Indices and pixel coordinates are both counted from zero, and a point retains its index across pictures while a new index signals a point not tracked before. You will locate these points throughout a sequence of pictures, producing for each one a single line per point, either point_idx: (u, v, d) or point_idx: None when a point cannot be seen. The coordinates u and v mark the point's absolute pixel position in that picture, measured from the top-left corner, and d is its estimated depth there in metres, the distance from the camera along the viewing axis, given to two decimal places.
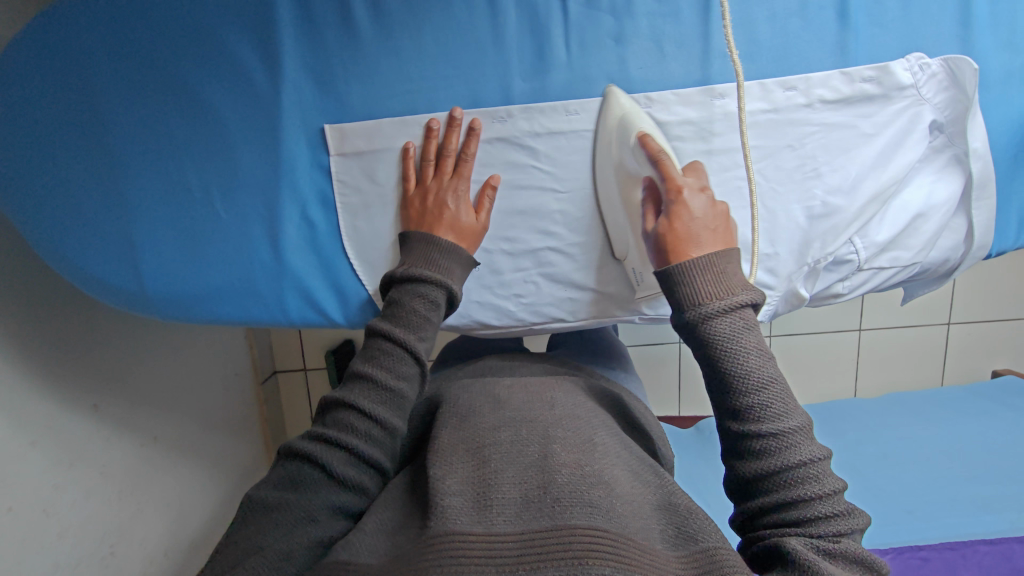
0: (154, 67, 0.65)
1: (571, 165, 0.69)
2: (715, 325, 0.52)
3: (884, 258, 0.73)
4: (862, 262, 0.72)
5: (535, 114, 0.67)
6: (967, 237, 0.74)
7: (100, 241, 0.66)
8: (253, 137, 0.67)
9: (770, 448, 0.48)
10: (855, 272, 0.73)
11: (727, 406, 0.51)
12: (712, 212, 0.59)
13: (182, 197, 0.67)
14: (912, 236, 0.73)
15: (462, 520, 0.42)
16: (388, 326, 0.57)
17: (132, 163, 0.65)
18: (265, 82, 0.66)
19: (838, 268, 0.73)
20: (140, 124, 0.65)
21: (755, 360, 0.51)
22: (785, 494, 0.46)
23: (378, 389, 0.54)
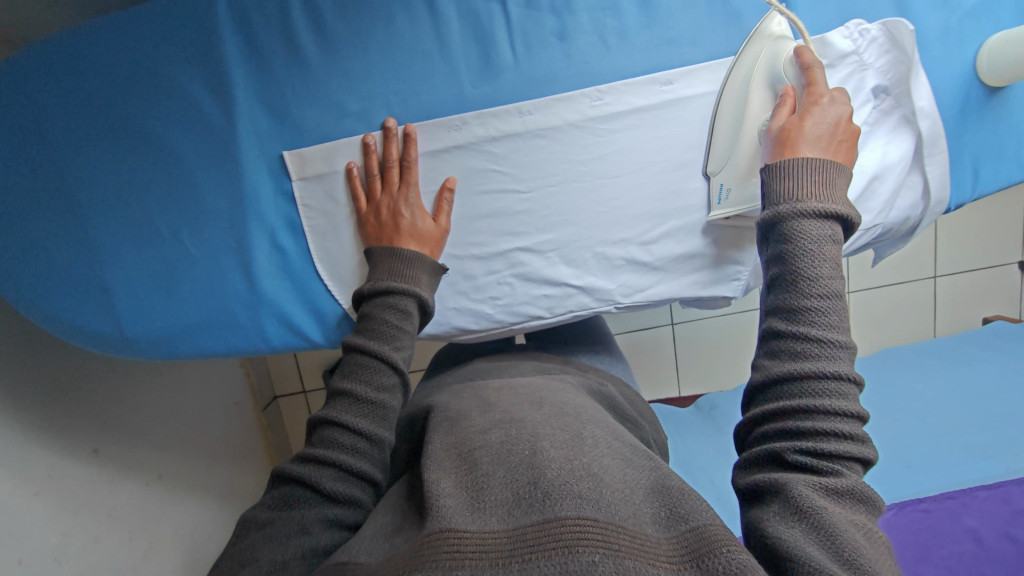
0: (101, 114, 0.70)
1: (530, 165, 0.74)
2: (802, 224, 0.55)
3: None
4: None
5: (489, 119, 0.72)
6: (924, 194, 0.83)
7: (78, 285, 0.72)
8: (214, 175, 0.73)
9: (807, 351, 0.51)
10: None
11: (784, 299, 0.54)
12: (843, 123, 0.63)
13: (150, 238, 0.73)
14: (872, 199, 0.80)
15: (457, 518, 0.37)
16: (363, 341, 0.62)
17: (100, 216, 0.71)
18: (218, 116, 0.71)
19: None
20: (103, 182, 0.71)
21: (827, 270, 0.53)
22: (807, 399, 0.48)
23: (359, 403, 0.58)
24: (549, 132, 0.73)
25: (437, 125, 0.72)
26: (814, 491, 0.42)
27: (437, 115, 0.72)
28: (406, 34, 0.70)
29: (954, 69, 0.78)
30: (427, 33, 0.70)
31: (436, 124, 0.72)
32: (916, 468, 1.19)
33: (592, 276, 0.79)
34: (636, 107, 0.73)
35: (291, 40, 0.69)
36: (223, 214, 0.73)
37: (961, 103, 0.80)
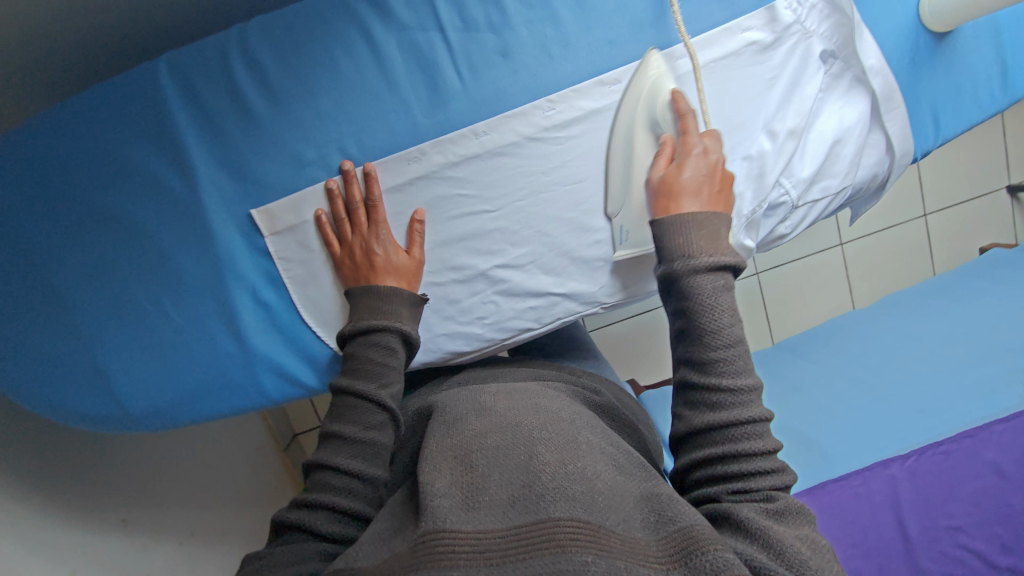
0: (65, 200, 0.68)
1: (494, 183, 0.72)
2: (698, 280, 0.59)
3: (815, 191, 0.81)
4: (796, 201, 0.80)
5: (447, 145, 0.70)
6: (888, 148, 0.82)
7: (70, 374, 0.72)
8: (185, 241, 0.70)
9: (721, 402, 0.55)
10: (791, 211, 0.81)
11: (692, 356, 0.58)
12: (708, 169, 0.67)
13: (135, 314, 0.71)
14: (835, 162, 0.80)
15: (451, 518, 0.40)
16: (348, 381, 0.65)
17: (84, 302, 0.70)
18: (181, 187, 0.69)
19: (775, 212, 0.81)
20: (80, 271, 0.70)
21: (727, 319, 0.58)
22: (728, 447, 0.53)
23: (349, 444, 0.61)
24: (508, 149, 0.71)
25: (397, 159, 0.70)
26: (756, 512, 0.48)
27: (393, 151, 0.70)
28: (352, 74, 0.67)
29: (899, 20, 0.78)
30: (370, 72, 0.67)
31: (395, 159, 0.69)
32: (931, 417, 1.20)
33: (574, 282, 0.78)
34: (589, 111, 0.71)
35: (238, 99, 0.67)
36: (199, 278, 0.71)
37: (910, 52, 0.79)
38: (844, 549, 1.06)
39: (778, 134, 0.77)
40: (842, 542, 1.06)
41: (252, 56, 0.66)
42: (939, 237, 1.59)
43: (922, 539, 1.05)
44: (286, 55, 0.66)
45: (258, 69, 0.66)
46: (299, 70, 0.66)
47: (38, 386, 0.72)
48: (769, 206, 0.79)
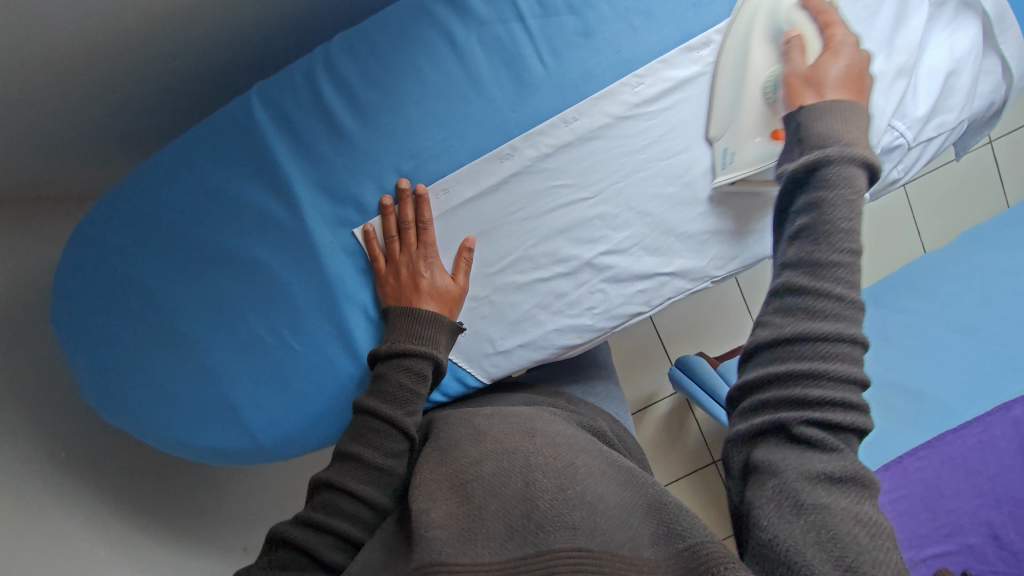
0: (193, 231, 0.57)
1: (591, 166, 0.57)
2: (844, 168, 0.46)
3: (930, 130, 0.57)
4: (912, 141, 0.55)
5: (536, 138, 0.56)
6: (1004, 73, 0.59)
7: (197, 415, 0.59)
8: (295, 259, 0.57)
9: (825, 323, 0.43)
10: (908, 154, 0.57)
11: (804, 254, 0.46)
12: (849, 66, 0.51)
13: (255, 345, 0.58)
14: (949, 95, 0.56)
15: (447, 548, 0.38)
16: (375, 402, 0.54)
17: (204, 337, 0.58)
18: (288, 217, 0.56)
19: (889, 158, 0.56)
20: (200, 305, 0.58)
21: (857, 227, 0.46)
22: (813, 365, 0.42)
23: (365, 468, 0.52)
24: (601, 132, 0.57)
25: (488, 158, 0.56)
26: (813, 483, 0.38)
27: (467, 163, 0.56)
28: (439, 82, 0.55)
29: None
30: (454, 76, 0.55)
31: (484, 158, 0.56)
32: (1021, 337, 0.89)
33: (681, 258, 0.60)
34: (679, 82, 0.57)
35: (328, 119, 0.55)
36: (334, 296, 0.58)
37: None
38: (968, 501, 0.81)
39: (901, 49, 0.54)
40: (962, 495, 0.81)
41: (337, 74, 0.55)
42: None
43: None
44: (366, 60, 0.55)
45: (345, 86, 0.55)
46: (386, 77, 0.55)
47: (163, 425, 0.59)
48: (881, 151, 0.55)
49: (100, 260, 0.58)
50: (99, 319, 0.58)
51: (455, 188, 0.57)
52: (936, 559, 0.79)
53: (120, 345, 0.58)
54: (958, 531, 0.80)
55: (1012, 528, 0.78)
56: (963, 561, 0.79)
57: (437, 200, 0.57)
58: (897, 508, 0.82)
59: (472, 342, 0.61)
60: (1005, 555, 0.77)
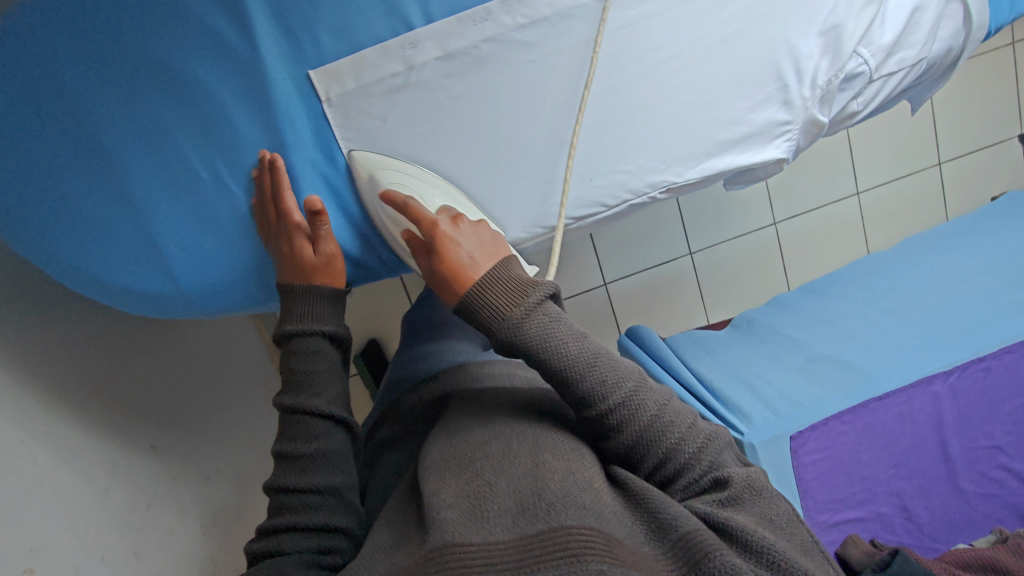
0: (117, 25, 0.42)
1: (569, 51, 0.48)
2: (526, 330, 0.40)
3: (892, 64, 0.53)
4: (875, 72, 0.52)
5: (514, 5, 0.46)
6: (966, 21, 0.54)
7: (107, 252, 0.47)
8: (238, 84, 0.45)
9: (626, 417, 0.40)
10: (866, 88, 0.53)
11: (570, 400, 0.42)
12: (474, 236, 0.45)
13: (189, 182, 0.47)
14: (914, 32, 0.52)
15: (462, 529, 0.35)
16: (280, 402, 0.47)
17: (135, 162, 0.45)
18: (239, 42, 0.43)
19: (848, 87, 0.53)
20: (126, 119, 0.44)
21: (578, 341, 0.41)
22: (658, 452, 0.40)
23: (296, 459, 0.45)
24: (581, 16, 0.47)
25: (461, 18, 0.45)
26: (712, 505, 0.38)
27: (438, 20, 0.45)
28: None
29: None
30: None
31: (459, 18, 0.45)
32: (972, 331, 0.88)
33: (648, 160, 0.51)
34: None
35: None
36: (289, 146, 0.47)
37: None
38: (883, 472, 0.83)
39: None
40: (878, 465, 0.83)
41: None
42: (961, 185, 1.41)
43: (966, 461, 0.83)
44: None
45: None
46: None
47: (50, 248, 0.46)
48: (843, 78, 0.51)
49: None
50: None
51: (425, 45, 0.46)
52: (850, 525, 0.82)
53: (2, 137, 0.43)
54: (870, 499, 0.83)
55: (918, 499, 0.83)
56: (873, 529, 0.82)
57: (401, 56, 0.46)
58: (820, 470, 0.82)
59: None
60: (909, 524, 0.82)
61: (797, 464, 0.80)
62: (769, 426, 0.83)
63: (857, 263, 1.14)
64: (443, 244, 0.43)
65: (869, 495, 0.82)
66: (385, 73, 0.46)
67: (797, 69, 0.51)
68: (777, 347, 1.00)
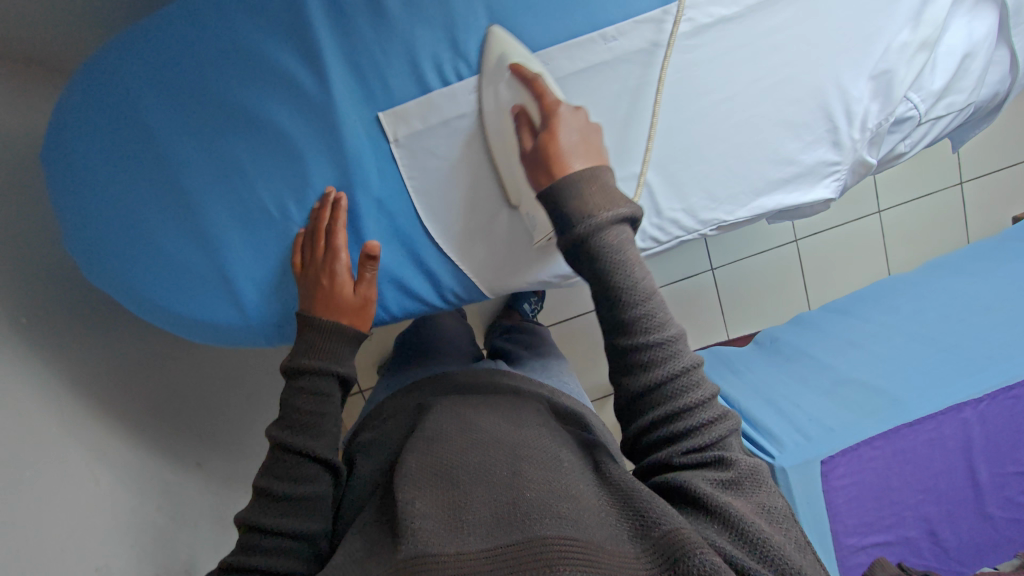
0: (202, 75, 0.46)
1: (624, 94, 0.50)
2: (603, 240, 0.41)
3: (941, 108, 0.55)
4: (923, 115, 0.53)
5: (576, 52, 0.47)
6: (1013, 65, 0.56)
7: (181, 283, 0.50)
8: (309, 125, 0.47)
9: (655, 359, 0.41)
10: (915, 129, 0.55)
11: (612, 322, 0.43)
12: (580, 126, 0.45)
13: (259, 218, 0.49)
14: (963, 79, 0.54)
15: (433, 538, 0.35)
16: (276, 434, 0.46)
17: (211, 199, 0.48)
18: (314, 87, 0.46)
19: (898, 129, 0.55)
20: (206, 158, 0.47)
21: (643, 267, 0.42)
22: (670, 407, 0.41)
23: (276, 500, 0.44)
24: (637, 62, 0.49)
25: (524, 63, 0.47)
26: (713, 485, 0.39)
27: (501, 64, 0.48)
28: None
29: None
30: None
31: (521, 63, 0.48)
32: (1002, 356, 0.89)
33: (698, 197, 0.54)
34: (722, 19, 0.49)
35: None
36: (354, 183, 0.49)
37: None
38: (912, 497, 0.83)
39: (925, 25, 0.51)
40: (907, 489, 0.83)
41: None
42: (984, 205, 1.41)
43: (995, 487, 0.83)
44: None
45: None
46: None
47: (133, 278, 0.49)
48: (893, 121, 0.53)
49: (98, 76, 0.46)
50: (90, 151, 0.47)
51: (489, 89, 0.48)
52: (878, 548, 0.83)
53: (100, 178, 0.48)
54: (899, 523, 0.83)
55: (947, 524, 0.83)
56: (899, 552, 0.83)
57: (467, 100, 0.48)
58: (850, 493, 0.82)
59: (484, 255, 0.55)
60: (936, 548, 0.83)
61: (826, 487, 0.81)
62: (800, 449, 0.84)
63: (881, 284, 1.15)
64: (553, 126, 0.44)
65: (898, 519, 0.83)
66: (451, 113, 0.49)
67: (847, 112, 0.52)
68: (802, 367, 1.01)
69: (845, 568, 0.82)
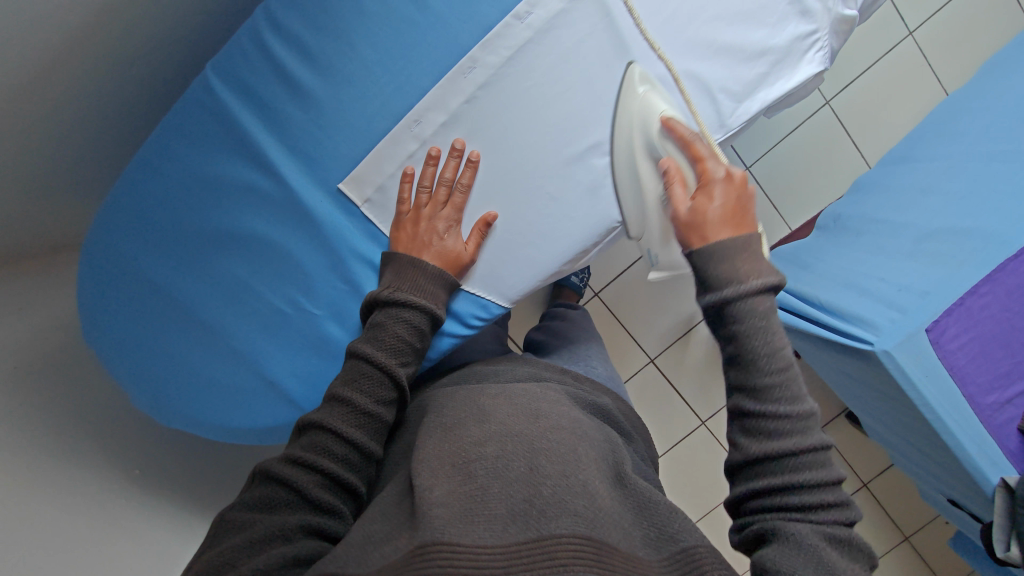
0: (177, 222, 0.53)
1: (548, 70, 0.52)
2: (741, 305, 0.46)
3: None
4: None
5: (494, 42, 0.51)
6: None
7: (235, 399, 0.56)
8: (282, 219, 0.54)
9: (781, 425, 0.44)
10: None
11: (737, 382, 0.47)
12: (732, 189, 0.50)
13: (273, 317, 0.55)
14: None
15: (450, 527, 0.39)
16: (369, 348, 0.51)
17: (227, 316, 0.54)
18: (274, 186, 0.53)
19: None
20: (211, 286, 0.54)
21: (782, 344, 0.46)
22: (791, 477, 0.43)
23: (357, 413, 0.49)
24: (552, 32, 0.51)
25: (450, 77, 0.51)
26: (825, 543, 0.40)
27: (430, 89, 0.52)
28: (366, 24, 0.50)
29: None
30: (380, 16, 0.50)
31: (448, 79, 0.51)
32: None
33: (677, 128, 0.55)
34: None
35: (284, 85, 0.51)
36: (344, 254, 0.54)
37: None
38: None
39: None
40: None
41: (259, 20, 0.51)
42: None
43: None
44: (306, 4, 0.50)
45: (291, 48, 0.50)
46: (330, 18, 0.50)
47: (195, 411, 0.56)
48: None
49: (102, 256, 0.55)
50: (116, 321, 0.55)
51: (427, 117, 0.52)
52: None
53: (142, 338, 0.56)
54: None
55: None
56: None
57: (412, 135, 0.53)
58: (972, 351, 0.75)
59: (494, 274, 0.58)
60: None
61: (942, 354, 0.75)
62: (898, 328, 0.76)
63: (937, 114, 1.04)
64: (716, 186, 0.50)
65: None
66: (405, 152, 0.54)
67: None
68: (876, 237, 0.92)
69: (995, 427, 0.77)
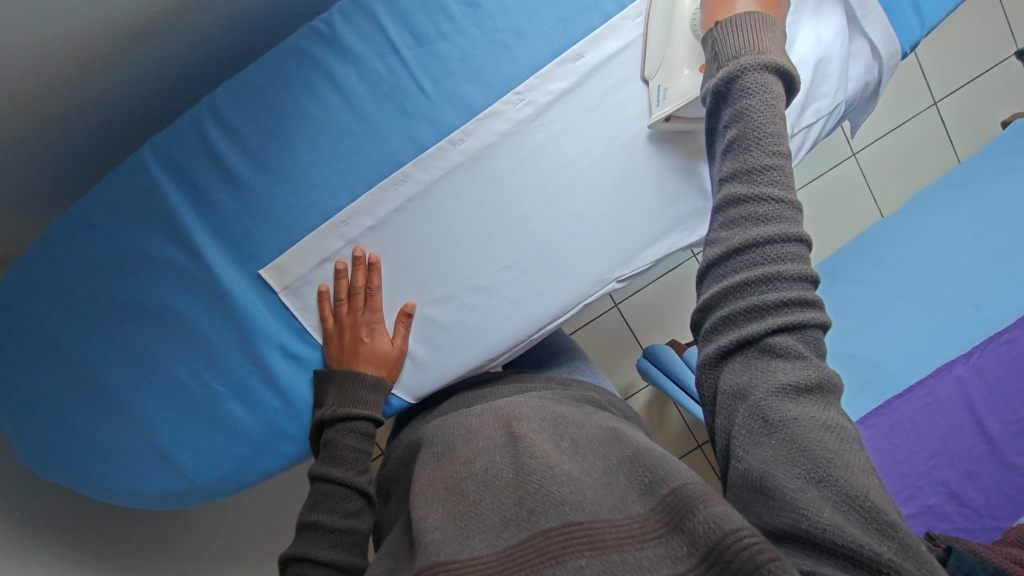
0: (94, 296, 0.66)
1: (460, 193, 0.71)
2: (747, 79, 0.50)
3: (809, 115, 0.77)
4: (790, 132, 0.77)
5: (427, 163, 0.69)
6: (874, 54, 0.79)
7: (120, 454, 0.68)
8: (198, 301, 0.68)
9: (769, 213, 0.46)
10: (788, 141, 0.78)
11: (730, 162, 0.49)
12: None
13: (173, 386, 0.69)
14: (822, 83, 0.77)
15: (444, 546, 0.40)
16: (326, 469, 0.63)
17: (120, 379, 0.67)
18: (192, 263, 0.67)
19: None
20: (118, 354, 0.67)
21: (779, 126, 0.49)
22: (768, 263, 0.45)
23: (328, 534, 0.60)
24: (481, 158, 0.70)
25: (382, 187, 0.69)
26: (781, 399, 0.41)
27: (360, 196, 0.69)
28: (302, 133, 0.68)
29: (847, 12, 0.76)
30: (320, 129, 0.68)
31: (382, 186, 0.69)
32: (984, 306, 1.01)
33: (590, 261, 0.75)
34: (557, 94, 0.72)
35: (228, 176, 0.67)
36: (254, 339, 0.70)
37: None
38: (923, 465, 0.95)
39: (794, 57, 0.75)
40: (916, 459, 0.95)
41: (224, 119, 0.67)
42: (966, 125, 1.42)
43: (1006, 438, 0.93)
44: (257, 116, 0.67)
45: (233, 139, 0.67)
46: (277, 130, 0.67)
47: (81, 463, 0.68)
48: None
49: (20, 327, 0.66)
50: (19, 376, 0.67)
51: (352, 220, 0.69)
52: None
53: (55, 407, 0.67)
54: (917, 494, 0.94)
55: (965, 485, 0.93)
56: (925, 521, 0.93)
57: (338, 233, 0.69)
58: None
59: (408, 379, 0.74)
60: (962, 509, 0.92)
61: None
62: None
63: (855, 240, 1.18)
64: None
65: (912, 490, 0.94)
66: (329, 246, 0.69)
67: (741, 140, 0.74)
68: None
69: None
